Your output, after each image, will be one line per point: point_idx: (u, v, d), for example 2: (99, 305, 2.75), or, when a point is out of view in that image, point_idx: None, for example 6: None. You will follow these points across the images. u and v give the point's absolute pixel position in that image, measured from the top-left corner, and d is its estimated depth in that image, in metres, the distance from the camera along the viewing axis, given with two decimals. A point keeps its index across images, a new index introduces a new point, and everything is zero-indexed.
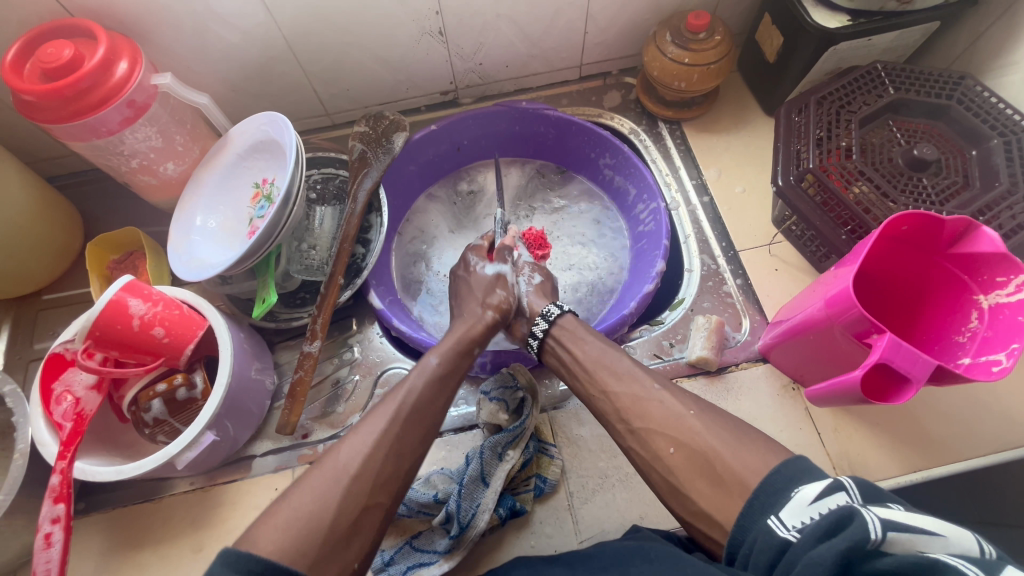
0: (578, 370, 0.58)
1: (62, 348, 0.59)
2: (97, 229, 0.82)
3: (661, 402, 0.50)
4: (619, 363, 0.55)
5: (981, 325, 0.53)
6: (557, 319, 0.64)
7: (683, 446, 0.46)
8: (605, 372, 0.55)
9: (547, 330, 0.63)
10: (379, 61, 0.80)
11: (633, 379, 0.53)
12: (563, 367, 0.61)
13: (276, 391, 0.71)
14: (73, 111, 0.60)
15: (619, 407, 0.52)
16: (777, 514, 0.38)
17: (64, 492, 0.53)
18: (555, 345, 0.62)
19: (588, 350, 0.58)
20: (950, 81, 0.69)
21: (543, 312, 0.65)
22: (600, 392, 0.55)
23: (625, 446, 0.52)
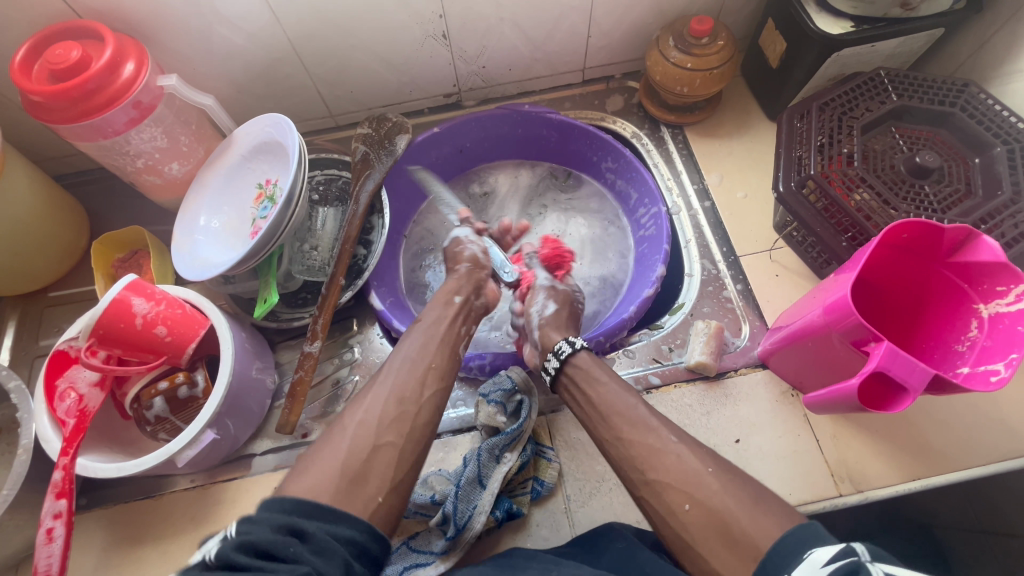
0: (593, 417, 0.58)
1: (66, 346, 0.60)
2: (102, 228, 0.83)
3: (678, 457, 0.49)
4: (634, 413, 0.55)
5: (981, 334, 0.53)
6: (569, 359, 0.62)
7: (698, 501, 0.46)
8: (621, 422, 0.55)
9: (559, 367, 0.63)
10: (382, 64, 0.80)
11: (650, 430, 0.52)
12: (575, 406, 0.61)
13: (277, 390, 0.71)
14: (80, 112, 0.61)
15: (635, 457, 0.52)
16: (792, 574, 0.38)
17: (66, 488, 0.54)
18: (568, 383, 0.62)
19: (603, 396, 0.58)
20: (954, 88, 0.68)
21: (554, 349, 0.64)
22: (615, 439, 0.54)
23: (636, 495, 0.51)
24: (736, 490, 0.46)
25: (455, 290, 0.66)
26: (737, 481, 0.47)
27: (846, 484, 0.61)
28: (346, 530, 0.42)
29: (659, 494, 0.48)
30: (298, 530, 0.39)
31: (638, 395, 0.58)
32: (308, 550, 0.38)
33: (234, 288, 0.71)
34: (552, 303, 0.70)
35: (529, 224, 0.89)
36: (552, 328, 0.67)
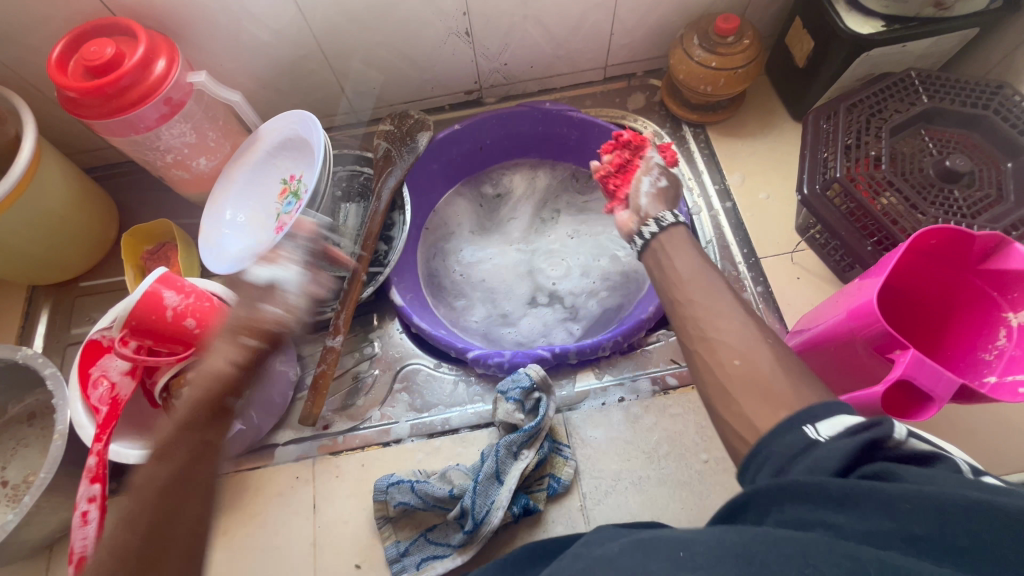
0: (671, 280, 0.48)
1: (99, 335, 0.62)
2: (131, 220, 0.85)
3: (743, 324, 0.42)
4: (715, 283, 0.46)
5: (1009, 343, 0.52)
6: (668, 229, 0.52)
7: (751, 357, 0.40)
8: (699, 287, 0.46)
9: (656, 233, 0.52)
10: (406, 61, 0.81)
11: (724, 298, 0.44)
12: (655, 271, 0.51)
13: (299, 382, 0.73)
14: (114, 109, 0.62)
15: (698, 317, 0.44)
16: (814, 425, 0.34)
17: (100, 472, 0.55)
18: (658, 253, 0.51)
19: (688, 264, 0.48)
20: (987, 90, 0.67)
21: (657, 216, 0.53)
22: (686, 303, 0.46)
23: (687, 353, 0.44)
24: (794, 373, 0.39)
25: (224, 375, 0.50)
26: (805, 378, 0.39)
27: None
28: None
29: (711, 355, 0.42)
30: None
31: (721, 273, 0.48)
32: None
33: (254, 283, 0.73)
34: (666, 181, 0.59)
35: (541, 226, 0.89)
36: (660, 199, 0.58)
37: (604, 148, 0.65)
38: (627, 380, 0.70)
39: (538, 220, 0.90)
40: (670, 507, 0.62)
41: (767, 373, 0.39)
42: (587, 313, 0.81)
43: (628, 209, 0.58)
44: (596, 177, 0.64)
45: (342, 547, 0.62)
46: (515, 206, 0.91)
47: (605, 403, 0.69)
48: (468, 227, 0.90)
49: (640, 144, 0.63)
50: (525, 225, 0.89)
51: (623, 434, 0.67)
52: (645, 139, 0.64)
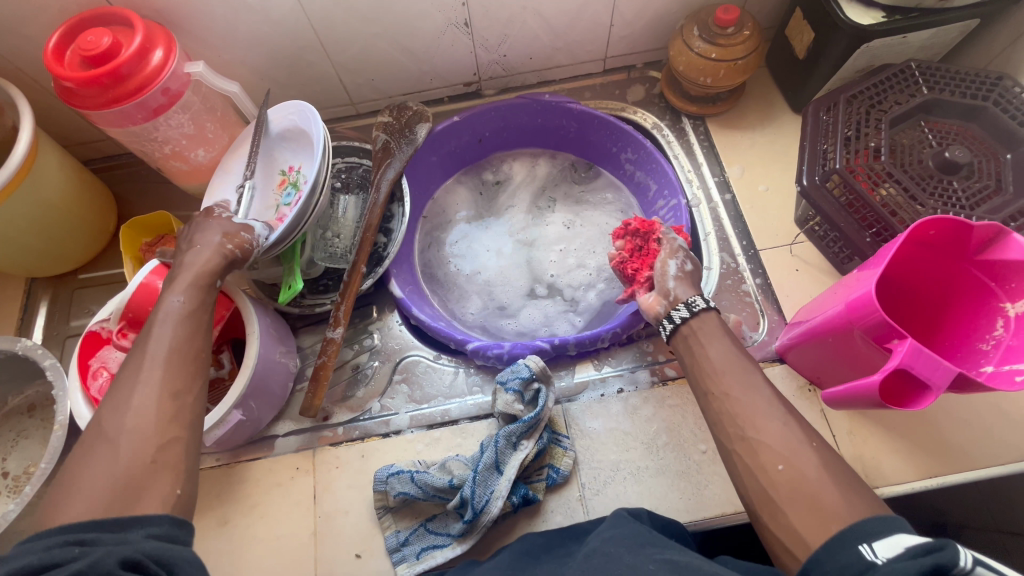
0: (706, 368, 0.53)
1: (98, 326, 0.62)
2: (129, 212, 0.85)
3: (783, 424, 0.46)
4: (750, 376, 0.50)
5: (1006, 333, 0.52)
6: (701, 313, 0.56)
7: (794, 463, 0.44)
8: (734, 381, 0.50)
9: (687, 318, 0.56)
10: (405, 52, 0.80)
11: (763, 393, 0.49)
12: (689, 358, 0.55)
13: (299, 374, 0.73)
14: (111, 99, 0.62)
15: (735, 414, 0.48)
16: (870, 543, 0.37)
17: None
18: (689, 337, 0.55)
19: (722, 352, 0.53)
20: (987, 82, 0.67)
21: (687, 301, 0.57)
22: (723, 395, 0.50)
23: (727, 449, 0.48)
24: (839, 475, 0.43)
25: (216, 273, 0.56)
26: (855, 486, 0.42)
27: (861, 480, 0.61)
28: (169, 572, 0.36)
29: (752, 456, 0.46)
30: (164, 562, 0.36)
31: (756, 364, 0.52)
32: (106, 545, 0.36)
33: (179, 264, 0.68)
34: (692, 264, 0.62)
35: (539, 215, 0.89)
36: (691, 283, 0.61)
37: (614, 236, 0.68)
38: (626, 371, 0.71)
39: (534, 211, 0.89)
40: (669, 497, 0.62)
41: (813, 477, 0.43)
42: (588, 305, 0.81)
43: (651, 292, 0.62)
44: (613, 263, 0.69)
45: (343, 537, 0.63)
46: (514, 194, 0.91)
47: (604, 394, 0.69)
48: (466, 217, 0.90)
49: (651, 229, 0.66)
50: (520, 217, 0.89)
51: (622, 425, 0.67)
52: (654, 221, 0.67)
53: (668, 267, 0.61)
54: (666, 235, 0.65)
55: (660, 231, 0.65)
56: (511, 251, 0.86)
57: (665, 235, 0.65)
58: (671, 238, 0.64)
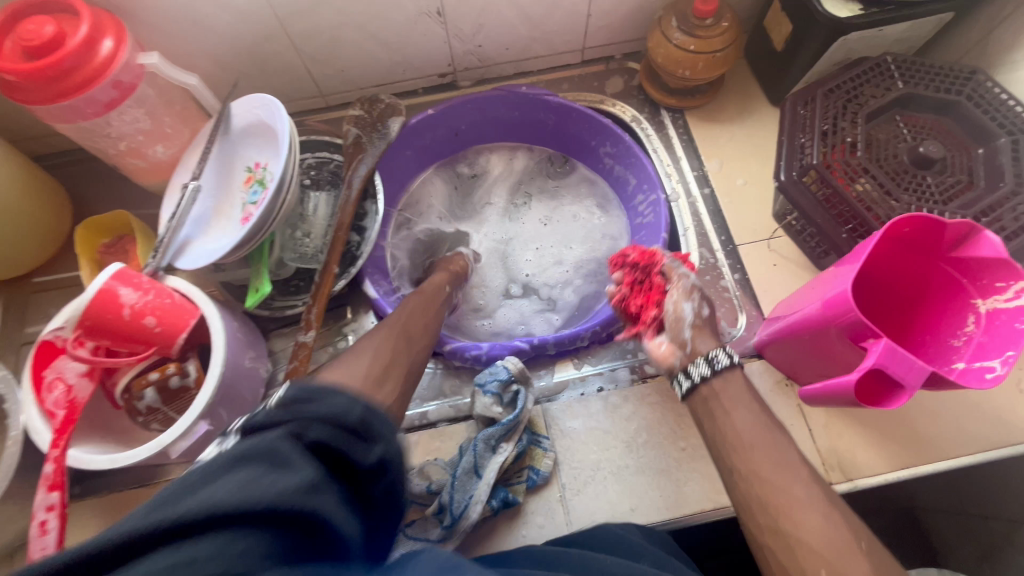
0: (732, 438, 0.50)
1: (52, 336, 0.58)
2: (86, 211, 0.80)
3: (824, 517, 0.43)
4: (784, 455, 0.47)
5: (977, 330, 0.53)
6: (724, 371, 0.55)
7: (837, 566, 0.40)
8: (765, 460, 0.47)
9: (708, 376, 0.55)
10: (376, 42, 0.77)
11: (799, 476, 0.46)
12: (711, 425, 0.53)
13: (271, 379, 0.71)
14: (58, 92, 0.57)
15: (765, 500, 0.45)
16: None
17: (59, 480, 0.53)
18: (708, 400, 0.54)
19: (749, 423, 0.50)
20: (961, 76, 0.67)
21: (708, 355, 0.56)
22: (750, 474, 0.47)
23: (756, 541, 0.45)
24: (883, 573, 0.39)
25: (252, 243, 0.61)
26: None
27: (836, 472, 0.62)
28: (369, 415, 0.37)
29: (789, 554, 0.42)
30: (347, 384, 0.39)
31: (786, 438, 0.50)
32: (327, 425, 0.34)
33: (152, 266, 0.62)
34: (702, 305, 0.61)
35: (515, 212, 0.89)
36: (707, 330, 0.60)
37: (613, 268, 0.67)
38: (606, 369, 0.71)
39: (509, 204, 0.89)
40: (649, 495, 0.62)
41: None
42: (566, 303, 0.82)
43: (663, 337, 0.61)
44: (614, 301, 0.67)
45: None
46: (487, 192, 0.90)
47: (584, 393, 0.69)
48: (439, 211, 0.89)
49: (652, 260, 0.65)
50: (495, 214, 0.89)
51: (602, 425, 0.66)
52: (655, 252, 0.66)
53: (681, 308, 0.60)
54: (672, 268, 0.63)
55: (664, 264, 0.64)
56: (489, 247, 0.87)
57: (671, 269, 0.63)
58: (680, 272, 0.63)
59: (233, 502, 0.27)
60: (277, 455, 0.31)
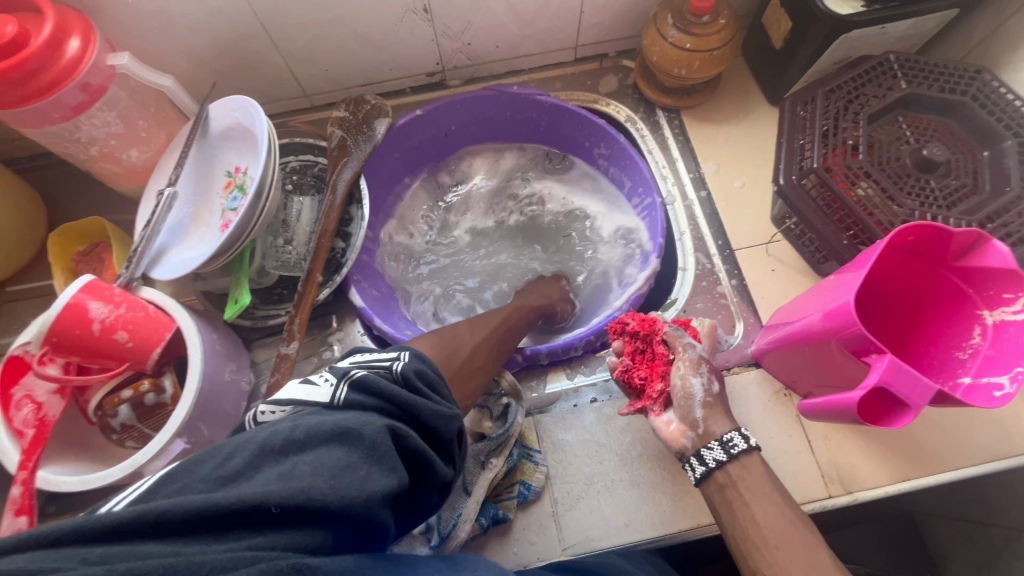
0: (755, 536, 0.46)
1: (20, 351, 0.55)
2: (61, 217, 0.77)
3: None
4: (814, 558, 0.43)
5: (984, 342, 0.51)
6: (740, 456, 0.49)
7: None
8: (795, 565, 0.43)
9: (723, 462, 0.49)
10: (361, 40, 0.74)
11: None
12: (729, 517, 0.48)
13: (253, 391, 0.68)
14: (21, 96, 0.55)
15: None
16: None
17: (26, 504, 0.50)
18: (726, 488, 0.49)
19: (773, 519, 0.46)
20: (966, 74, 0.65)
21: (722, 438, 0.50)
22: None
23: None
24: None
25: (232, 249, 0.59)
26: None
27: (836, 485, 0.60)
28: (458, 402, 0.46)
29: None
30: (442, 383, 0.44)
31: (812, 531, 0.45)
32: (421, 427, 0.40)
33: (125, 277, 0.59)
34: (716, 382, 0.55)
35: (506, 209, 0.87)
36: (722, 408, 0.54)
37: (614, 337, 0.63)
38: (600, 380, 0.69)
39: (497, 204, 0.88)
40: (644, 510, 0.60)
41: None
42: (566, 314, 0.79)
43: (672, 415, 0.55)
44: (616, 373, 0.61)
45: None
46: (474, 188, 0.88)
47: (577, 404, 0.67)
48: (424, 213, 0.88)
49: (653, 330, 0.61)
50: (483, 215, 0.87)
51: (595, 437, 0.64)
52: (657, 322, 0.62)
53: (692, 382, 0.54)
54: (675, 338, 0.59)
55: (668, 334, 0.60)
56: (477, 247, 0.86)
57: (675, 339, 0.59)
58: (687, 344, 0.58)
59: (330, 493, 0.32)
60: (378, 449, 0.36)
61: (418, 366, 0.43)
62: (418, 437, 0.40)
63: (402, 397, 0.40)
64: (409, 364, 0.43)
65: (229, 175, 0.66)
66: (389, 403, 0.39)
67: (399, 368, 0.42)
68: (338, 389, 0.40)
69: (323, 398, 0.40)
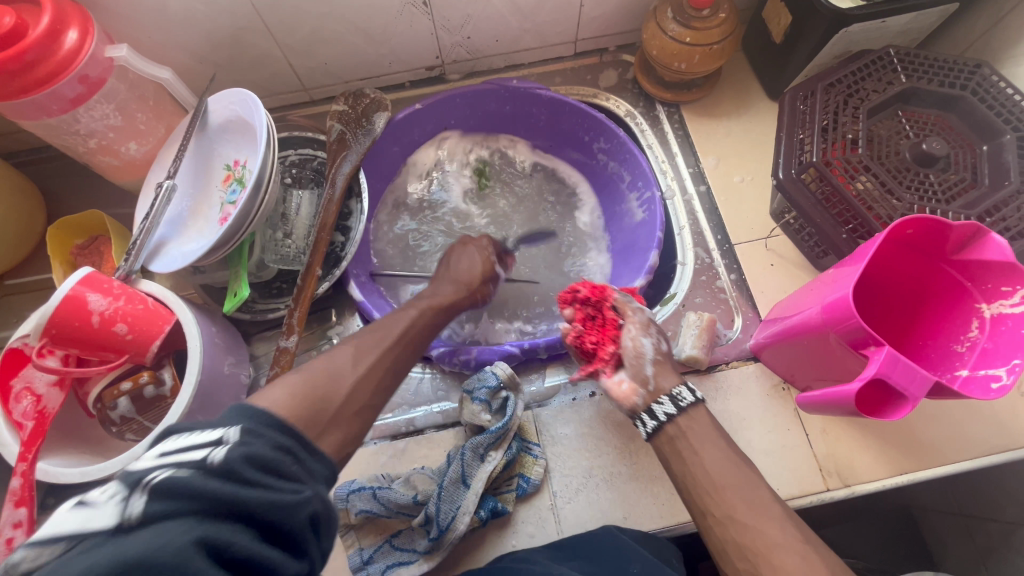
0: (703, 481, 0.48)
1: (19, 343, 0.55)
2: (60, 211, 0.77)
3: (803, 559, 0.42)
4: (755, 490, 0.46)
5: (981, 335, 0.51)
6: (688, 409, 0.51)
7: None
8: (737, 497, 0.46)
9: (674, 416, 0.51)
10: (360, 34, 0.74)
11: (773, 516, 0.44)
12: (679, 464, 0.50)
13: (252, 384, 0.68)
14: (19, 88, 0.55)
15: (743, 544, 0.44)
16: None
17: (26, 495, 0.50)
18: (676, 439, 0.50)
19: (717, 461, 0.48)
20: (966, 69, 0.65)
21: (673, 393, 0.52)
22: (727, 519, 0.45)
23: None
24: None
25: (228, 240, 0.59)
26: None
27: (834, 478, 0.60)
28: (322, 460, 0.37)
29: None
30: (295, 451, 0.35)
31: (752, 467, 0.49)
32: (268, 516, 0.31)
33: (123, 270, 0.59)
34: (660, 343, 0.57)
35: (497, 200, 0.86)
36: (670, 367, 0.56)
37: (563, 304, 0.63)
38: None
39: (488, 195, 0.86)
40: (642, 502, 0.61)
41: None
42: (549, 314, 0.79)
43: (624, 375, 0.56)
44: (567, 337, 0.61)
45: None
46: (467, 149, 0.87)
47: (576, 398, 0.67)
48: (421, 167, 0.86)
49: (603, 296, 0.61)
50: (469, 183, 0.87)
51: (594, 430, 0.65)
52: (604, 288, 0.62)
53: (643, 345, 0.56)
54: (622, 303, 0.60)
55: (616, 299, 0.60)
56: (464, 213, 0.85)
57: (622, 303, 0.60)
58: (631, 307, 0.59)
59: None
60: None
61: (253, 442, 0.33)
62: (248, 539, 0.29)
63: (227, 491, 0.29)
64: (237, 444, 0.32)
65: (230, 168, 0.66)
66: (207, 502, 0.29)
67: (221, 453, 0.31)
68: (129, 501, 0.28)
69: (103, 523, 0.27)
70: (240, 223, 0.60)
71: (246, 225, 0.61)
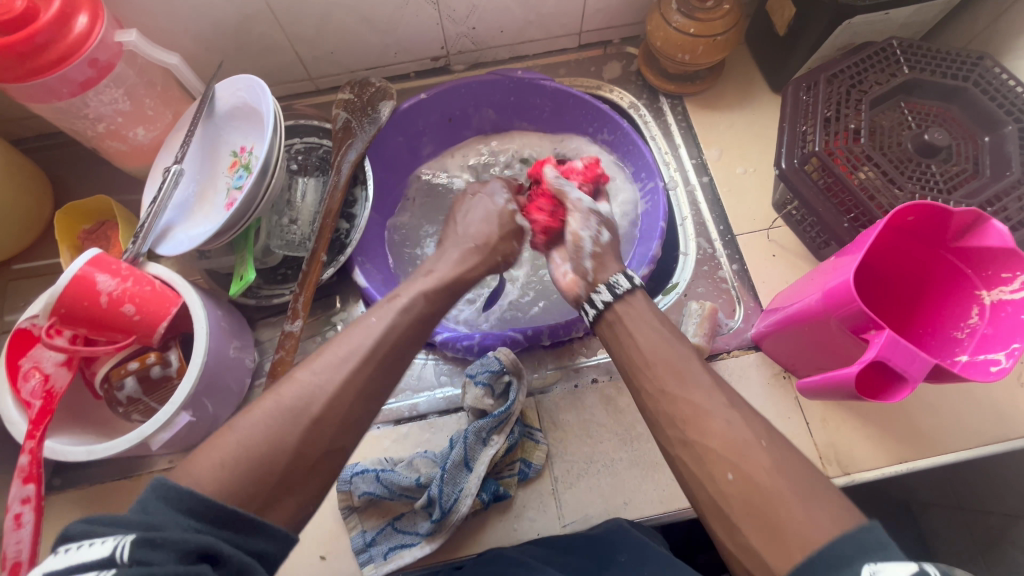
0: (638, 359, 0.52)
1: (27, 324, 0.56)
2: (67, 197, 0.78)
3: (727, 423, 0.44)
4: (689, 366, 0.49)
5: (981, 321, 0.52)
6: (624, 295, 0.57)
7: (743, 472, 0.42)
8: (668, 374, 0.49)
9: (610, 303, 0.56)
10: (366, 24, 0.75)
11: (702, 388, 0.47)
12: (619, 349, 0.54)
13: (257, 369, 0.69)
14: (29, 70, 0.55)
15: (676, 416, 0.47)
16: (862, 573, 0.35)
17: (34, 472, 0.50)
18: (614, 324, 0.55)
19: (652, 343, 0.52)
20: (969, 61, 0.65)
21: (609, 282, 0.58)
22: (659, 393, 0.49)
23: (671, 453, 0.47)
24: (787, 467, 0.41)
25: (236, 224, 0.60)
26: None
27: (834, 466, 0.61)
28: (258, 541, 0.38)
29: (700, 465, 0.44)
30: (211, 553, 0.35)
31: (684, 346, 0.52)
32: None
33: (130, 253, 0.60)
34: (597, 223, 0.63)
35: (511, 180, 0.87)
36: (609, 255, 0.62)
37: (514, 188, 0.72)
38: (601, 361, 0.69)
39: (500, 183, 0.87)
40: (643, 488, 0.61)
41: (762, 486, 0.41)
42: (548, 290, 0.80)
43: (569, 267, 0.63)
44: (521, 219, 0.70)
45: (307, 538, 0.60)
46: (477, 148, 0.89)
47: (578, 385, 0.67)
48: (458, 160, 0.89)
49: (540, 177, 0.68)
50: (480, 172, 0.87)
51: (596, 418, 0.65)
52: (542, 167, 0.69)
53: (582, 236, 0.62)
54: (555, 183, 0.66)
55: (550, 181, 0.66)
56: None
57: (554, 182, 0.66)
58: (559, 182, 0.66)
59: None
60: None
61: (151, 561, 0.32)
62: None
63: None
64: (129, 566, 0.31)
65: (235, 154, 0.67)
66: None
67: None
68: None
69: None
70: (246, 207, 0.60)
71: (252, 209, 0.61)
